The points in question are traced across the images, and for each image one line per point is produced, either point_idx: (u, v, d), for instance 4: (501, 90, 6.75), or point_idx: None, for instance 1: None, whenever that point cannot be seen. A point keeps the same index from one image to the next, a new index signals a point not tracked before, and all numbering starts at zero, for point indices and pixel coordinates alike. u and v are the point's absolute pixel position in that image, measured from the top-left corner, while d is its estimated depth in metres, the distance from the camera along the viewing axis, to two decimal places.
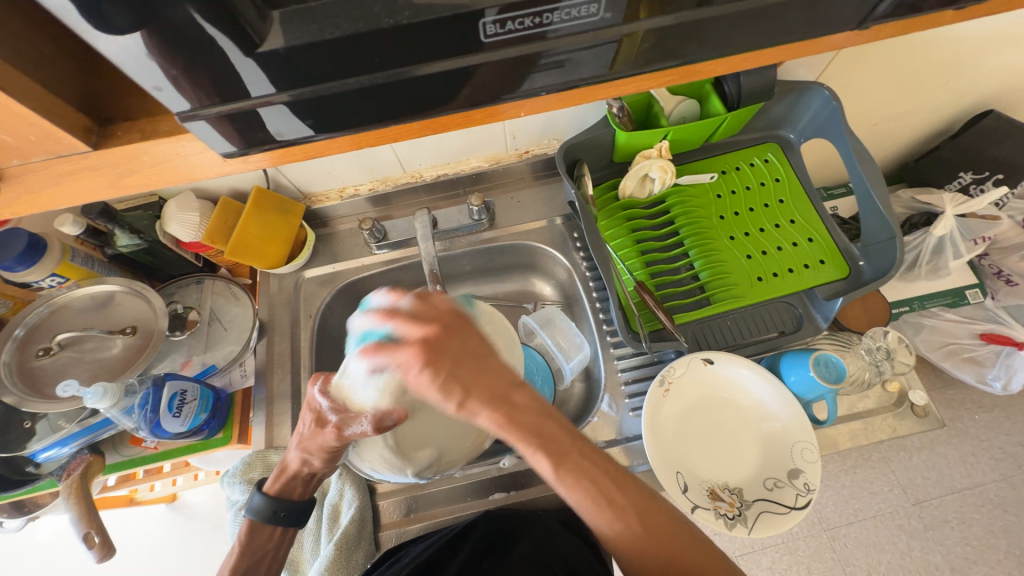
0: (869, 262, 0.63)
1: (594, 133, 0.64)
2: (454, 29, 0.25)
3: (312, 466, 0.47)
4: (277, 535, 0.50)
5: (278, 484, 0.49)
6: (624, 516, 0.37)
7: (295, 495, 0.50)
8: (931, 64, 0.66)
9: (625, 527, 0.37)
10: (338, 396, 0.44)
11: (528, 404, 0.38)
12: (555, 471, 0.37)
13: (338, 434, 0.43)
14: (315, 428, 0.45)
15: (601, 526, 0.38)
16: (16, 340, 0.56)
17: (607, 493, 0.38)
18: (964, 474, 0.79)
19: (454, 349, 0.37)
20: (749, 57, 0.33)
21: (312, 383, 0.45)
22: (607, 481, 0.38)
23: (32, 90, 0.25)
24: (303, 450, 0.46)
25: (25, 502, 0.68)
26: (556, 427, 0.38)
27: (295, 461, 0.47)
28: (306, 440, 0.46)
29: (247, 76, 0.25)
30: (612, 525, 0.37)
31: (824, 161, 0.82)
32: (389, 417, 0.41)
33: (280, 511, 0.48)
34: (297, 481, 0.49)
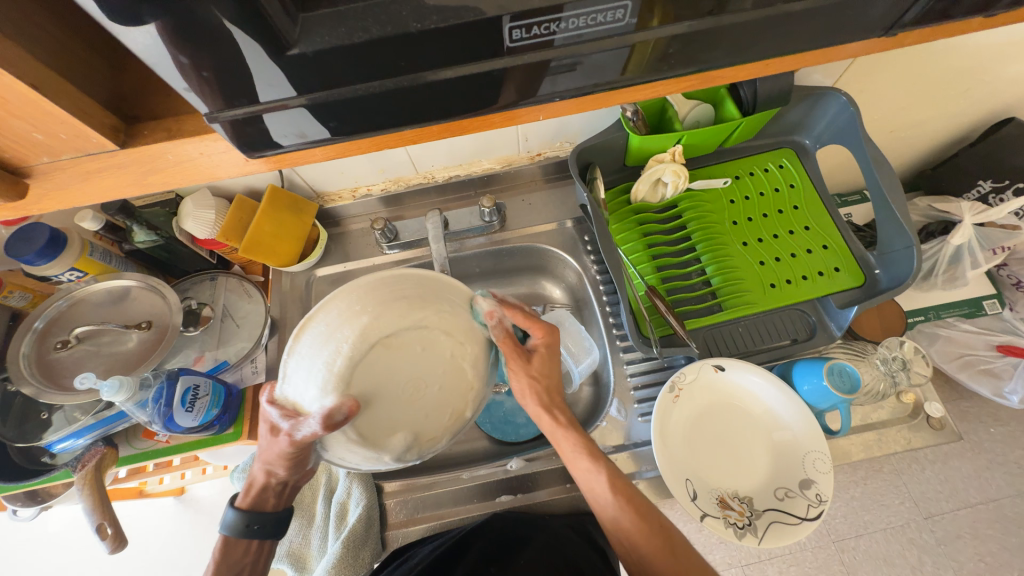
0: (885, 271, 0.62)
1: (607, 137, 0.64)
2: (479, 35, 0.25)
3: (278, 476, 0.47)
4: (254, 549, 0.50)
5: (250, 498, 0.50)
6: (652, 524, 0.47)
7: (267, 506, 0.51)
8: (952, 71, 0.65)
9: (653, 533, 0.46)
10: (288, 403, 0.41)
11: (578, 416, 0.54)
12: (604, 471, 0.49)
13: (292, 441, 0.40)
14: (271, 437, 0.42)
15: (633, 534, 0.47)
16: (36, 333, 0.57)
17: (639, 502, 0.48)
18: (979, 489, 0.78)
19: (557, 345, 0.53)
20: (771, 63, 0.33)
21: (260, 394, 0.42)
22: (639, 496, 0.49)
23: (64, 89, 0.26)
24: (265, 463, 0.45)
25: (40, 491, 0.69)
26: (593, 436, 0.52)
27: (262, 474, 0.47)
28: (266, 453, 0.44)
29: (273, 78, 0.25)
30: (642, 532, 0.46)
31: (840, 167, 0.81)
32: (339, 411, 0.37)
33: (253, 524, 0.49)
34: (269, 493, 0.50)
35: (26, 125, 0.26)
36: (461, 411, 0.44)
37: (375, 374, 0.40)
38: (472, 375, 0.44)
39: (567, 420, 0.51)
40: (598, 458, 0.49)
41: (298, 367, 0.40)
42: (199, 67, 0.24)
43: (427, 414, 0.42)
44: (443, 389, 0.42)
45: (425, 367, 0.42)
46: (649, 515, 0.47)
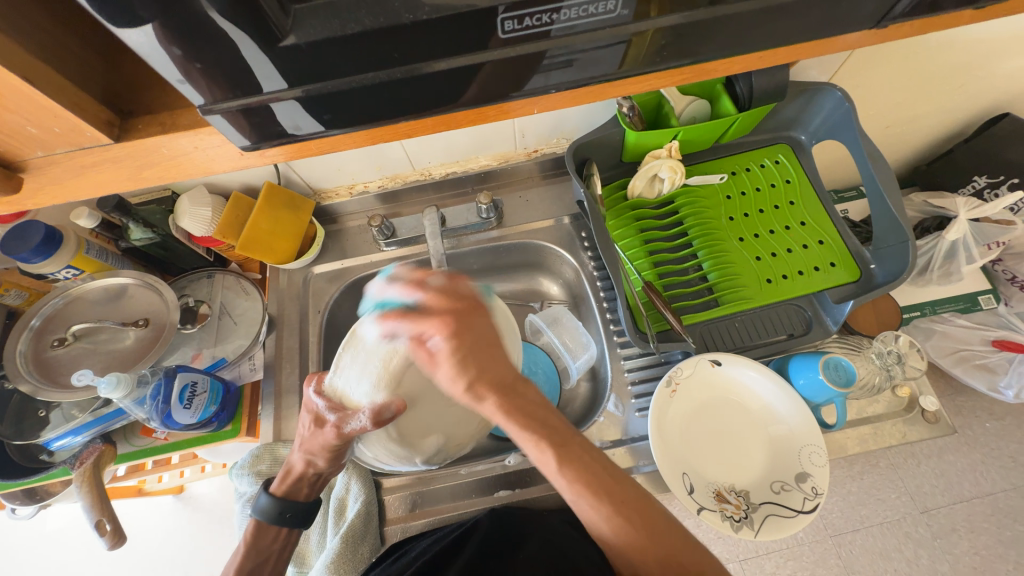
0: (880, 265, 0.63)
1: (604, 132, 0.64)
2: (471, 26, 0.25)
3: (317, 467, 0.47)
4: (283, 536, 0.50)
5: (285, 485, 0.50)
6: (623, 510, 0.38)
7: (301, 495, 0.51)
8: (947, 66, 0.66)
9: (624, 521, 0.37)
10: (334, 394, 0.45)
11: (533, 398, 0.40)
12: (556, 461, 0.38)
13: (338, 432, 0.44)
14: (315, 429, 0.45)
15: (596, 523, 0.38)
16: (32, 331, 0.57)
17: (605, 487, 0.38)
18: (973, 483, 0.78)
19: (477, 328, 0.40)
20: (764, 56, 0.33)
21: (307, 384, 0.46)
22: (616, 479, 0.39)
23: (57, 82, 0.26)
24: (306, 452, 0.46)
25: (38, 490, 0.69)
26: (558, 421, 0.40)
27: (300, 463, 0.48)
28: (307, 442, 0.46)
29: (265, 71, 0.25)
30: (610, 521, 0.38)
31: (836, 163, 0.81)
32: (388, 409, 0.43)
33: (286, 512, 0.49)
34: (303, 482, 0.50)
35: (19, 119, 0.26)
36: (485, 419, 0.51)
37: (421, 379, 0.46)
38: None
39: (505, 412, 0.39)
40: (545, 445, 0.39)
41: (350, 362, 0.44)
42: (191, 59, 0.24)
43: (458, 421, 0.48)
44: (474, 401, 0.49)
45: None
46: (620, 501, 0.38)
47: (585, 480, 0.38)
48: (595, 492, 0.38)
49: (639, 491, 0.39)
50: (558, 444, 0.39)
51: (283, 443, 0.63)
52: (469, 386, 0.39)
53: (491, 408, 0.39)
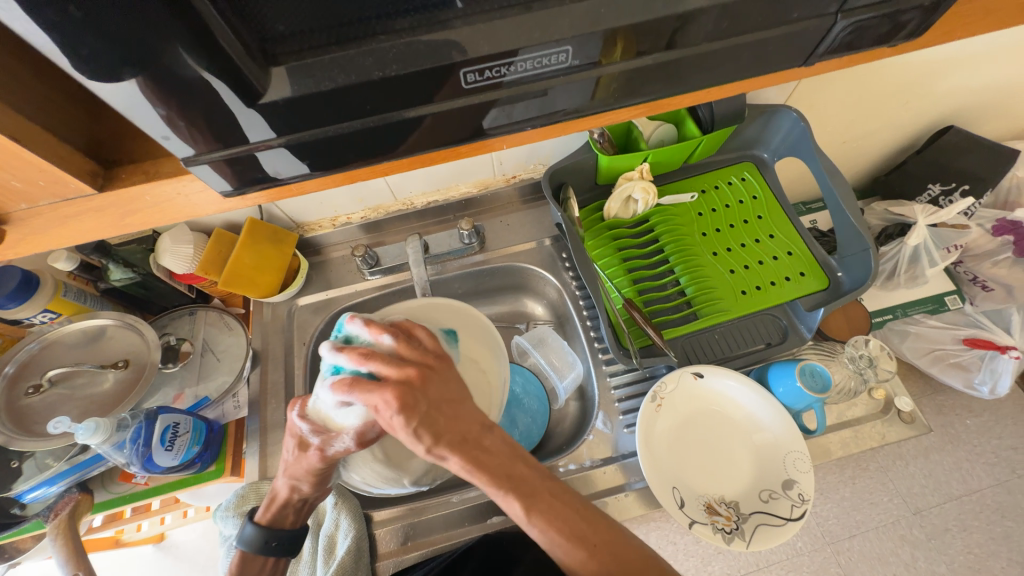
0: (847, 273, 0.66)
1: (577, 158, 0.67)
2: (436, 77, 0.27)
3: (302, 491, 0.46)
4: (269, 565, 0.49)
5: (269, 514, 0.48)
6: (596, 554, 0.39)
7: (286, 523, 0.49)
8: (891, 87, 0.71)
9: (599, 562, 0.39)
10: (317, 417, 0.43)
11: (495, 449, 0.42)
12: (525, 513, 0.41)
13: (323, 455, 0.42)
14: (299, 453, 0.44)
15: (570, 566, 0.40)
16: (6, 378, 0.56)
17: (579, 530, 0.40)
18: (960, 480, 0.80)
19: (431, 394, 0.40)
20: (712, 90, 0.36)
21: (290, 408, 0.44)
22: (581, 515, 0.41)
23: (41, 138, 0.27)
24: (290, 478, 0.45)
25: (8, 548, 0.65)
26: (524, 469, 0.42)
27: (284, 488, 0.46)
28: (292, 467, 0.44)
29: (246, 123, 0.27)
30: (587, 565, 0.39)
31: (799, 178, 0.86)
32: (372, 429, 0.41)
33: (271, 541, 0.48)
34: (288, 509, 0.49)
35: (5, 174, 0.27)
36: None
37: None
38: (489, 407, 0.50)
39: (467, 467, 0.40)
40: (513, 497, 0.41)
41: (336, 380, 0.42)
42: (175, 118, 0.25)
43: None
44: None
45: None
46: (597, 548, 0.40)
47: (558, 524, 0.40)
48: (571, 541, 0.40)
49: (613, 530, 0.41)
50: (528, 496, 0.41)
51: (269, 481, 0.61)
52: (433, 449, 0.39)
53: (454, 464, 0.40)
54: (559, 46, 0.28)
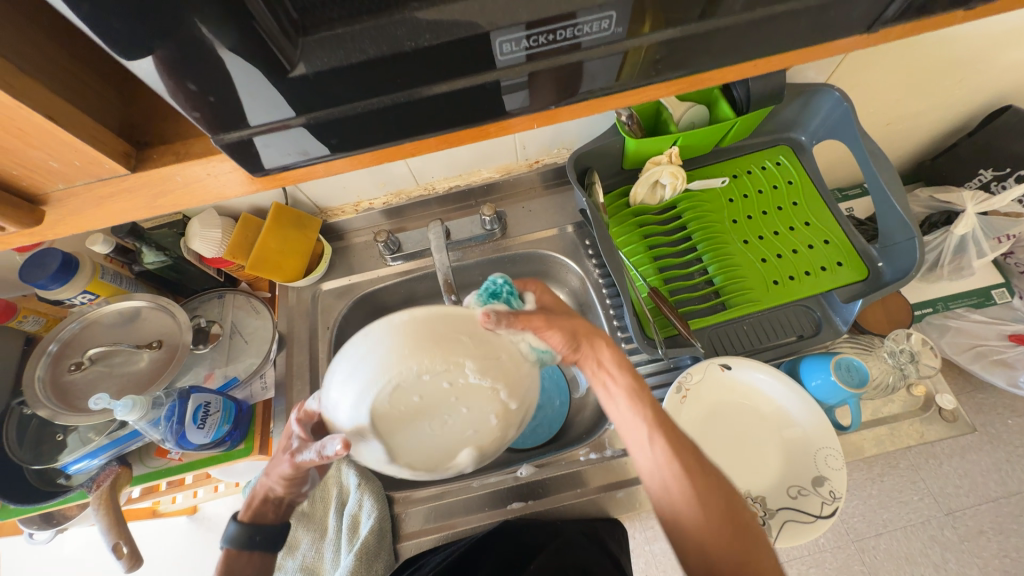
0: (889, 263, 0.62)
1: (603, 141, 0.65)
2: (469, 49, 0.26)
3: (277, 492, 0.48)
4: (256, 561, 0.48)
5: (250, 510, 0.49)
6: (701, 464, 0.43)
7: (268, 520, 0.50)
8: (946, 63, 0.66)
9: (693, 465, 0.42)
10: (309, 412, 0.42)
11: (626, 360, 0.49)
12: (638, 403, 0.45)
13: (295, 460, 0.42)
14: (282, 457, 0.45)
15: (664, 460, 0.43)
16: (50, 355, 0.58)
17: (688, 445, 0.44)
18: (999, 482, 0.76)
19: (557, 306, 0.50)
20: (758, 64, 0.34)
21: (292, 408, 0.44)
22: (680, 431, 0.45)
23: (78, 118, 0.27)
24: (272, 478, 0.47)
25: (55, 514, 0.69)
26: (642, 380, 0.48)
27: (262, 486, 0.48)
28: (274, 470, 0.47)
29: (274, 101, 0.26)
30: (680, 459, 0.42)
31: (838, 162, 0.81)
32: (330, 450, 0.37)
33: (255, 535, 0.48)
34: (269, 506, 0.49)
35: (42, 155, 0.28)
36: (504, 408, 0.39)
37: (399, 440, 0.38)
38: (486, 380, 0.38)
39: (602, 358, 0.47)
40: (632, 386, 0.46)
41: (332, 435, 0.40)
42: (205, 93, 0.25)
43: (474, 429, 0.39)
44: (473, 410, 0.38)
45: (442, 406, 0.38)
46: (694, 458, 0.43)
47: (660, 428, 0.44)
48: (672, 448, 0.43)
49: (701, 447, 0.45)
50: (642, 390, 0.46)
51: None
52: (571, 343, 0.44)
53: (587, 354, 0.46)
54: (600, 14, 0.26)
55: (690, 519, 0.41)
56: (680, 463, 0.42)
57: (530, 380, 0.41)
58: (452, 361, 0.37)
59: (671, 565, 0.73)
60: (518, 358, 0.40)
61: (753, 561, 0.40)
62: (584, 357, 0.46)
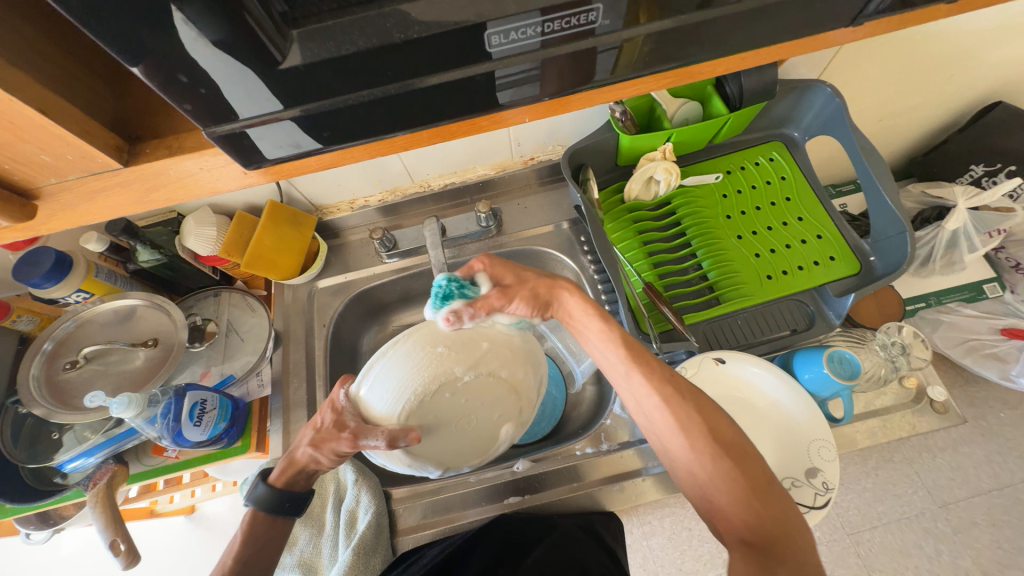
0: (881, 257, 0.63)
1: (598, 137, 0.65)
2: (459, 40, 0.27)
3: (321, 463, 0.45)
4: (279, 528, 0.47)
5: (283, 476, 0.47)
6: (676, 387, 0.43)
7: (298, 486, 0.48)
8: (936, 58, 0.67)
9: (675, 394, 0.42)
10: (359, 402, 0.47)
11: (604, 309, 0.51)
12: (616, 343, 0.46)
13: (354, 443, 0.43)
14: (333, 429, 0.45)
15: (646, 393, 0.43)
16: (45, 354, 0.58)
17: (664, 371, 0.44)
18: (991, 474, 0.77)
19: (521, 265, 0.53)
20: (747, 57, 0.34)
21: (339, 386, 0.48)
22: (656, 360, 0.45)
23: (68, 111, 0.27)
24: (312, 446, 0.45)
25: (51, 513, 0.69)
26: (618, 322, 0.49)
27: (304, 455, 0.46)
28: (318, 438, 0.45)
29: (263, 94, 0.26)
30: (661, 391, 0.43)
31: (832, 158, 0.82)
32: (401, 440, 0.43)
33: (285, 502, 0.46)
34: (302, 474, 0.48)
35: (33, 148, 0.28)
36: (512, 385, 0.50)
37: (438, 450, 0.48)
38: (484, 371, 0.49)
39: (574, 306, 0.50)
40: (609, 328, 0.47)
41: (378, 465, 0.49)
42: (197, 85, 0.25)
43: (498, 410, 0.50)
44: (490, 398, 0.49)
45: (464, 409, 0.49)
46: (669, 383, 0.43)
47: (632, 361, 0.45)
48: (647, 378, 0.44)
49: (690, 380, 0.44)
50: (620, 331, 0.47)
51: None
52: (536, 307, 0.50)
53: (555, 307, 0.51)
54: (590, 5, 0.26)
55: (678, 446, 0.41)
56: (659, 394, 0.43)
57: (524, 347, 0.51)
58: (447, 373, 0.47)
59: (667, 559, 0.74)
60: (502, 337, 0.50)
61: (743, 477, 0.38)
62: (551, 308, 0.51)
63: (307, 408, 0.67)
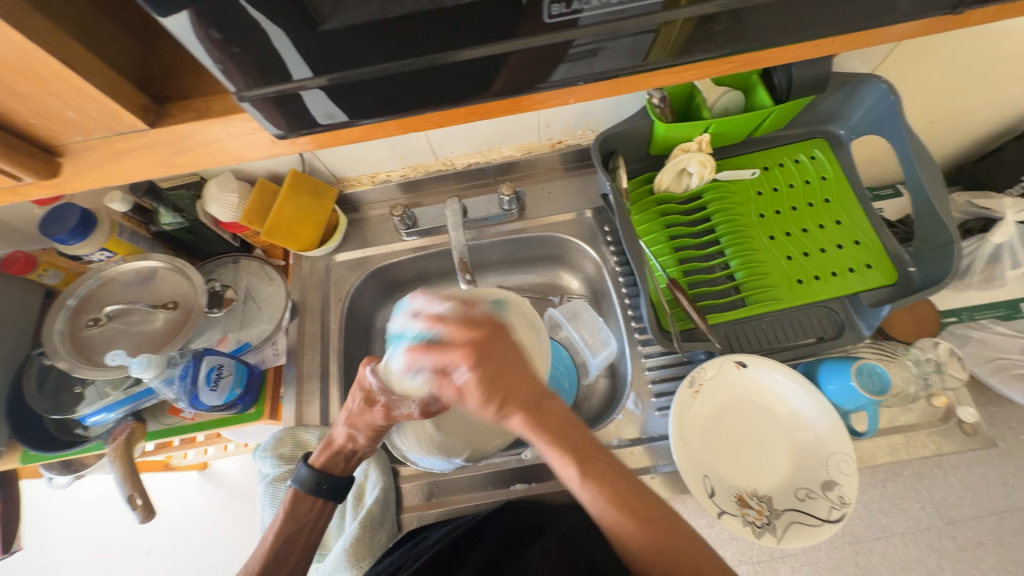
0: (921, 269, 0.59)
1: (631, 124, 0.62)
2: (512, 10, 0.25)
3: (358, 442, 0.50)
4: (318, 507, 0.52)
5: (324, 457, 0.52)
6: (647, 522, 0.39)
7: (336, 471, 0.52)
8: (1005, 58, 0.62)
9: (648, 535, 0.39)
10: (386, 375, 0.49)
11: (557, 413, 0.41)
12: (579, 478, 0.40)
13: (388, 413, 0.48)
14: (365, 406, 0.49)
15: (625, 531, 0.39)
16: (69, 310, 0.59)
17: (629, 501, 0.40)
18: (1003, 496, 0.73)
19: (498, 352, 0.41)
20: (819, 45, 0.31)
21: (364, 363, 0.50)
22: (626, 486, 0.40)
23: (94, 66, 0.26)
24: (350, 426, 0.50)
25: (73, 461, 0.72)
26: (581, 435, 0.41)
27: (341, 437, 0.51)
28: (354, 416, 0.50)
29: (295, 58, 0.25)
30: (636, 534, 0.39)
31: (876, 158, 0.78)
32: (434, 404, 0.47)
33: (322, 484, 0.51)
34: (340, 458, 0.52)
35: (59, 103, 0.27)
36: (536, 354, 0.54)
37: (466, 423, 0.53)
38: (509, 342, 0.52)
39: (533, 427, 0.40)
40: (569, 461, 0.40)
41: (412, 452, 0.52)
42: (230, 44, 0.23)
43: None
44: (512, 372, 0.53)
45: None
46: (632, 513, 0.39)
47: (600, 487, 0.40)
48: (618, 502, 0.40)
49: (663, 506, 0.41)
50: (584, 461, 0.40)
51: (305, 428, 0.63)
52: (494, 409, 0.40)
53: (516, 423, 0.41)
54: None
55: None
56: (633, 535, 0.39)
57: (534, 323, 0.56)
58: None
59: None
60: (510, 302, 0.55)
61: None
62: (510, 418, 0.41)
63: (320, 380, 0.67)
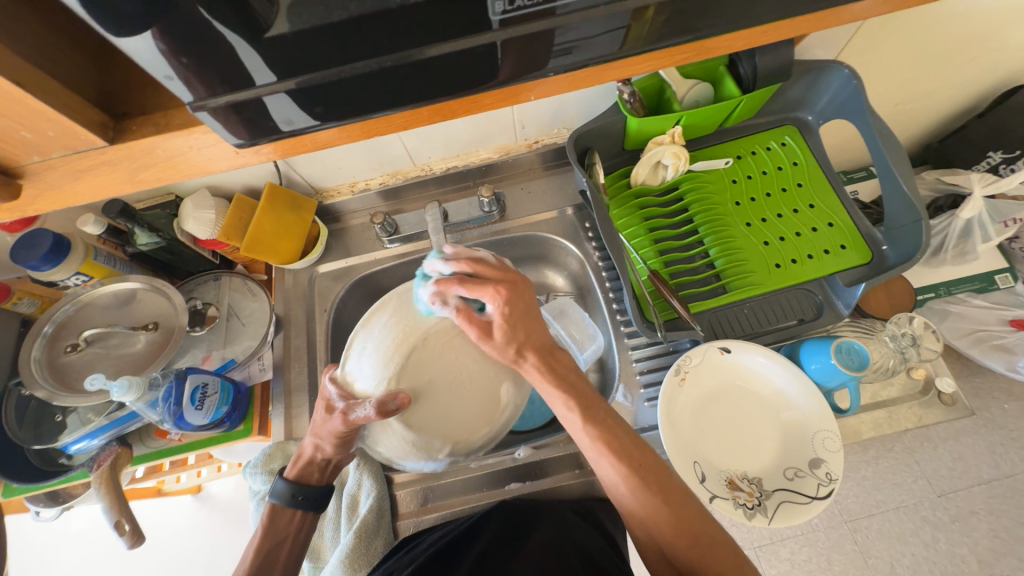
0: (892, 246, 0.61)
1: (605, 120, 0.63)
2: (460, 8, 0.25)
3: (325, 451, 0.50)
4: (298, 518, 0.52)
5: (296, 469, 0.52)
6: (639, 471, 0.43)
7: (313, 480, 0.53)
8: (958, 39, 0.64)
9: (641, 481, 0.43)
10: (345, 383, 0.48)
11: (568, 364, 0.47)
12: (582, 421, 0.45)
13: (346, 419, 0.46)
14: (328, 415, 0.48)
15: (611, 478, 0.45)
16: (46, 337, 0.58)
17: (624, 449, 0.44)
18: (991, 465, 0.75)
19: (526, 298, 0.46)
20: (767, 31, 0.32)
21: (325, 372, 0.50)
22: (627, 440, 0.45)
23: (46, 84, 0.26)
24: (315, 436, 0.49)
25: (60, 492, 0.70)
26: (584, 384, 0.47)
27: (310, 447, 0.50)
28: (318, 426, 0.49)
29: (250, 63, 0.25)
30: (627, 479, 0.43)
31: (844, 142, 0.80)
32: (392, 401, 0.43)
33: (299, 494, 0.51)
34: (314, 467, 0.52)
35: (13, 124, 0.26)
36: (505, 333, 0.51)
37: (437, 420, 0.46)
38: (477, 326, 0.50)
39: (544, 375, 0.45)
40: (574, 406, 0.45)
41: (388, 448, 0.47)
42: (179, 54, 0.23)
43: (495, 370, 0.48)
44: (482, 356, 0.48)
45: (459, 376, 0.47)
46: (630, 462, 0.44)
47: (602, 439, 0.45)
48: (618, 453, 0.44)
49: (659, 462, 0.45)
50: (587, 408, 0.46)
51: (295, 441, 0.63)
52: (513, 352, 0.45)
53: (530, 366, 0.45)
54: None
55: (641, 525, 0.44)
56: (626, 483, 0.44)
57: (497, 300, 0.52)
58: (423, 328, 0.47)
59: None
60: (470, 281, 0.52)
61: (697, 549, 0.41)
62: (522, 364, 0.45)
63: (309, 393, 0.66)
